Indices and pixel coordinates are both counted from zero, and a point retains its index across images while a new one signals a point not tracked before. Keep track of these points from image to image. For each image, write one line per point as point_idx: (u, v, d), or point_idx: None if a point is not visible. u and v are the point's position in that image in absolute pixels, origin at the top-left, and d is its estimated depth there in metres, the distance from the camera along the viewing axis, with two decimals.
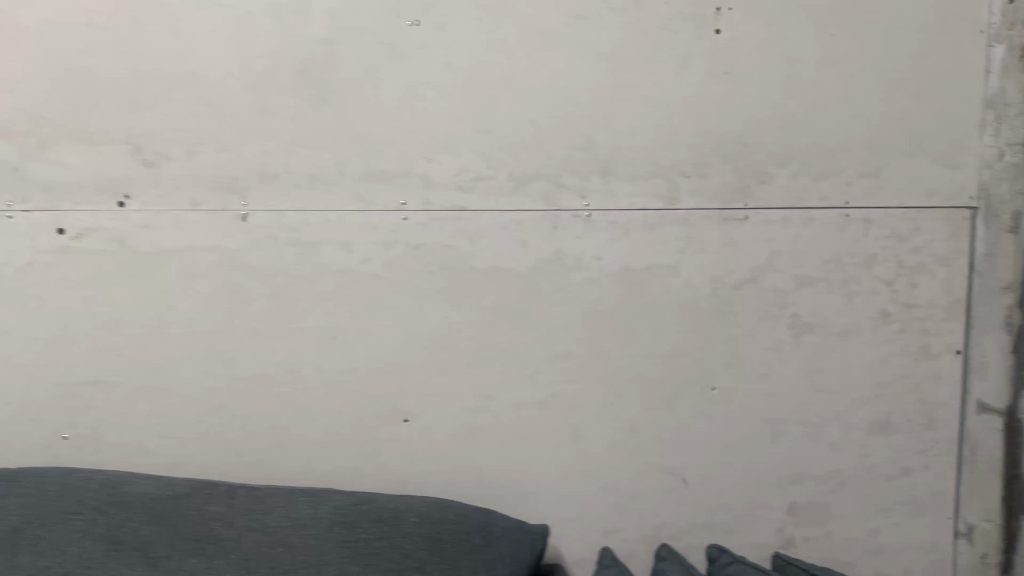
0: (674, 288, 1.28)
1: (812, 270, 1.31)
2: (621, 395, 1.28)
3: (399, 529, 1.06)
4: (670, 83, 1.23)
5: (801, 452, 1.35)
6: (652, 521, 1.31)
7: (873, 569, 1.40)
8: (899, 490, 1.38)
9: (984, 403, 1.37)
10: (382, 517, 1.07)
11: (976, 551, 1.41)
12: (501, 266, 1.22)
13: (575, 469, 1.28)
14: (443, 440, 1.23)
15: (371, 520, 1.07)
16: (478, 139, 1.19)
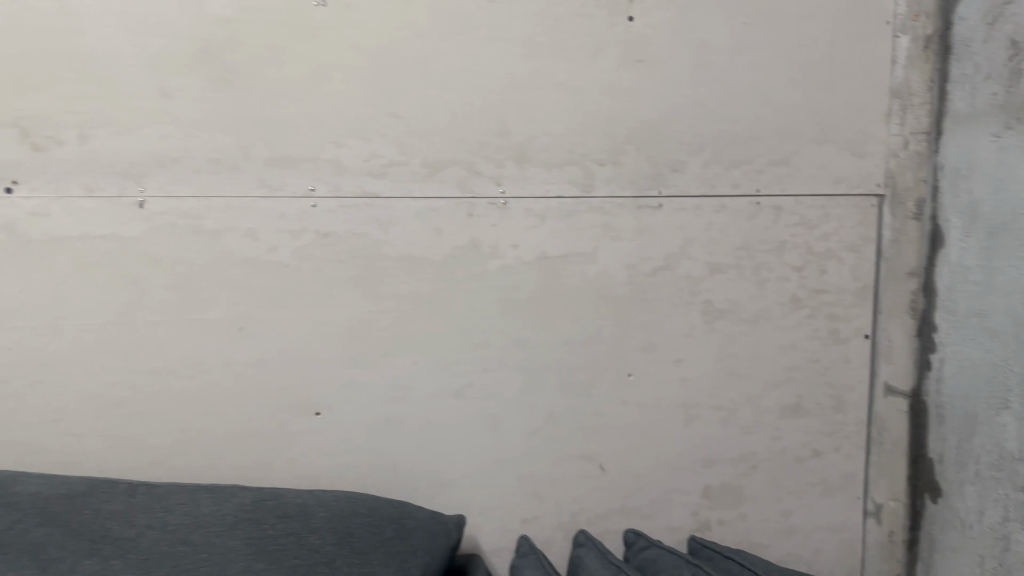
0: (590, 275, 1.27)
1: (724, 257, 1.33)
2: (539, 383, 1.27)
3: (307, 524, 1.04)
4: (584, 69, 1.22)
5: (714, 436, 1.37)
6: (570, 508, 1.32)
7: (785, 548, 1.44)
8: (809, 472, 1.43)
9: (891, 385, 1.44)
10: (289, 512, 1.05)
11: (885, 529, 1.47)
12: (415, 254, 1.19)
13: (492, 458, 1.27)
14: (357, 432, 1.21)
15: (277, 516, 1.04)
16: (388, 124, 1.16)
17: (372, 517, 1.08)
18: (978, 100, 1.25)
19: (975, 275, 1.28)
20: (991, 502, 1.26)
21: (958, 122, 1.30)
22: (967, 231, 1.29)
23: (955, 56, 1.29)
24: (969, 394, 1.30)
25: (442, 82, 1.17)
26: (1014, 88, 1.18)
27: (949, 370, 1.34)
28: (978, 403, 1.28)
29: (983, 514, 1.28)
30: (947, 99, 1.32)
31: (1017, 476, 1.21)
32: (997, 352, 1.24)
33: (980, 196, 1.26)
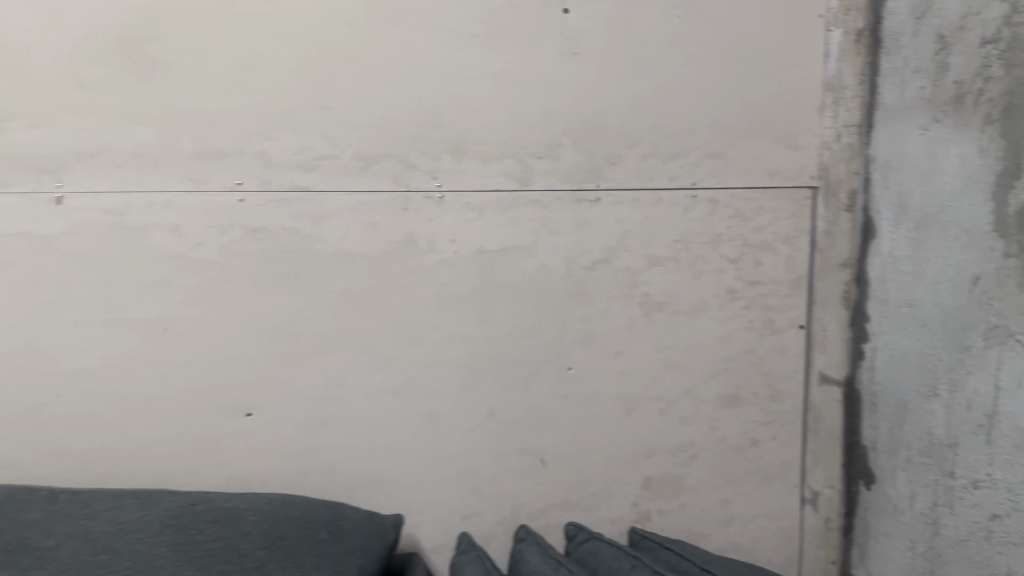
0: (529, 269, 1.26)
1: (662, 250, 1.33)
2: (479, 378, 1.26)
3: (237, 529, 1.01)
4: (519, 61, 1.21)
5: (654, 427, 1.37)
6: (511, 503, 1.31)
7: (725, 537, 1.46)
8: (748, 461, 1.45)
9: (826, 374, 1.46)
10: (219, 517, 1.03)
11: (822, 517, 1.49)
12: (348, 250, 1.16)
13: (431, 455, 1.25)
14: (290, 432, 1.18)
15: (207, 520, 1.02)
16: (318, 116, 1.13)
17: (306, 519, 1.07)
18: (907, 93, 1.28)
19: (904, 266, 1.31)
20: (921, 487, 1.30)
21: (888, 115, 1.32)
22: (897, 223, 1.32)
23: (885, 49, 1.31)
24: (899, 382, 1.33)
25: (374, 74, 1.14)
26: (940, 82, 1.22)
27: (880, 358, 1.37)
28: (909, 391, 1.31)
29: (914, 499, 1.31)
30: (878, 92, 1.34)
31: (945, 461, 1.25)
32: (926, 341, 1.27)
33: (909, 189, 1.29)
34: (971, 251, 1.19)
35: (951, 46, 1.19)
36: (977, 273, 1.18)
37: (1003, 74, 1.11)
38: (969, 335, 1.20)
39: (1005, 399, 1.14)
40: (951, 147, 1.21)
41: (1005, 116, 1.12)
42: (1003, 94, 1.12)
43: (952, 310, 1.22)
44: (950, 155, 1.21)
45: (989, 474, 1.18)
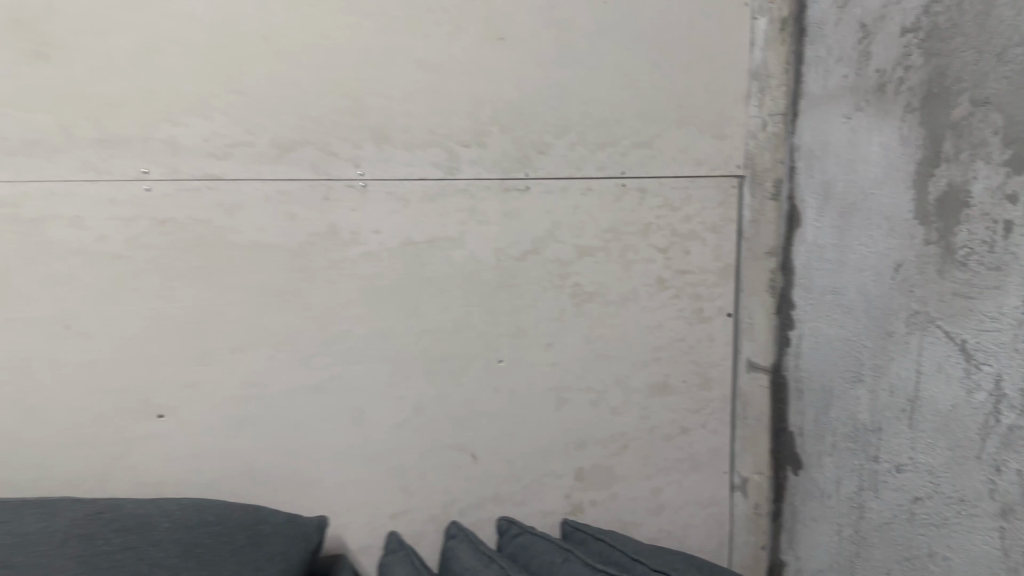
0: (457, 260, 1.22)
1: (591, 240, 1.32)
2: (406, 373, 1.21)
3: (148, 537, 0.96)
4: (443, 46, 1.17)
5: (585, 418, 1.35)
6: (441, 500, 1.27)
7: (657, 525, 1.45)
8: (678, 449, 1.44)
9: (753, 362, 1.47)
10: (127, 525, 0.96)
11: (751, 502, 1.50)
12: (264, 242, 1.11)
13: (358, 454, 1.21)
14: (206, 434, 1.13)
15: (114, 529, 0.95)
16: (231, 102, 1.07)
17: (224, 525, 1.02)
18: (830, 82, 1.30)
19: (829, 254, 1.32)
20: (847, 472, 1.31)
21: (812, 104, 1.34)
22: (821, 211, 1.33)
23: (810, 39, 1.33)
24: (825, 369, 1.34)
25: (290, 59, 1.09)
26: (863, 71, 1.23)
27: (806, 345, 1.38)
28: (834, 377, 1.33)
29: (840, 484, 1.33)
30: (803, 81, 1.35)
31: (870, 446, 1.27)
32: (850, 328, 1.29)
33: (833, 177, 1.31)
34: (893, 238, 1.21)
35: (873, 35, 1.21)
36: (899, 260, 1.20)
37: (923, 63, 1.14)
38: (892, 321, 1.22)
39: (926, 383, 1.17)
40: (873, 136, 1.23)
41: (925, 105, 1.14)
42: (922, 84, 1.14)
43: (876, 297, 1.24)
44: (872, 143, 1.23)
45: (911, 458, 1.20)
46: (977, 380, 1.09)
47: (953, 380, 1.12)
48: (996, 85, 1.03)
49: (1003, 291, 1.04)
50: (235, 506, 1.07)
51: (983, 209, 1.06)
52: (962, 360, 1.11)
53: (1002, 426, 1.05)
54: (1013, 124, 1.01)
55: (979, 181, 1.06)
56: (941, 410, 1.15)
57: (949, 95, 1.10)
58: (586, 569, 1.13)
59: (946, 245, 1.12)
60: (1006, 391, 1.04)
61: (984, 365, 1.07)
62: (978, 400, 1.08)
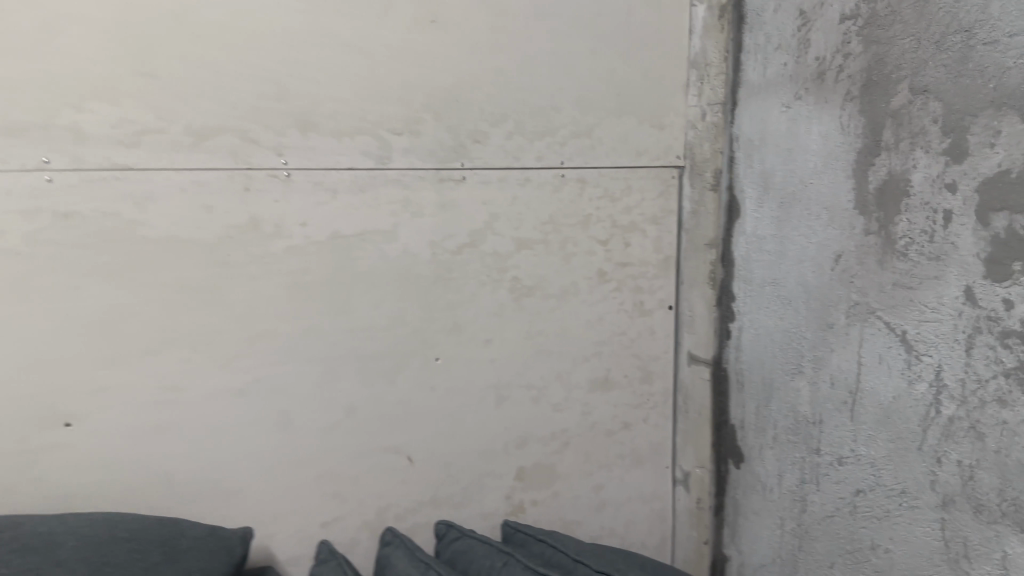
0: (390, 254, 1.15)
1: (530, 233, 1.28)
2: (337, 373, 1.14)
3: (50, 557, 0.88)
4: (371, 28, 1.10)
5: (526, 416, 1.31)
6: (376, 504, 1.19)
7: (599, 522, 1.41)
8: (620, 444, 1.41)
9: (694, 354, 1.45)
10: (28, 546, 0.88)
11: (693, 496, 1.47)
12: (180, 235, 1.04)
13: (286, 459, 1.13)
14: (119, 444, 1.05)
15: (12, 550, 0.87)
16: (141, 86, 0.99)
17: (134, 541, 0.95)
18: (769, 70, 1.27)
19: (769, 245, 1.30)
20: (789, 465, 1.30)
21: (750, 92, 1.31)
22: (760, 201, 1.31)
23: (749, 25, 1.30)
24: (765, 361, 1.32)
25: (206, 39, 1.01)
26: (802, 59, 1.21)
27: (747, 337, 1.35)
28: (775, 370, 1.31)
29: (782, 477, 1.31)
30: (741, 68, 1.32)
31: (811, 438, 1.25)
32: (790, 319, 1.27)
33: (772, 166, 1.28)
34: (833, 228, 1.19)
35: (812, 21, 1.19)
36: (839, 251, 1.19)
37: (862, 51, 1.12)
38: (832, 312, 1.21)
39: (868, 374, 1.16)
40: (812, 124, 1.21)
41: (864, 93, 1.13)
42: (861, 71, 1.13)
43: (815, 288, 1.23)
44: (811, 132, 1.21)
45: (852, 450, 1.19)
46: (918, 370, 1.09)
47: (894, 371, 1.12)
48: (934, 73, 1.03)
49: (943, 281, 1.04)
50: (149, 520, 0.99)
51: (923, 198, 1.06)
52: (902, 351, 1.11)
53: (943, 416, 1.06)
54: (951, 113, 1.01)
55: (918, 171, 1.06)
56: (882, 402, 1.14)
57: (888, 83, 1.09)
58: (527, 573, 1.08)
59: (885, 235, 1.12)
60: (947, 381, 1.05)
61: (925, 356, 1.08)
62: (920, 390, 1.08)
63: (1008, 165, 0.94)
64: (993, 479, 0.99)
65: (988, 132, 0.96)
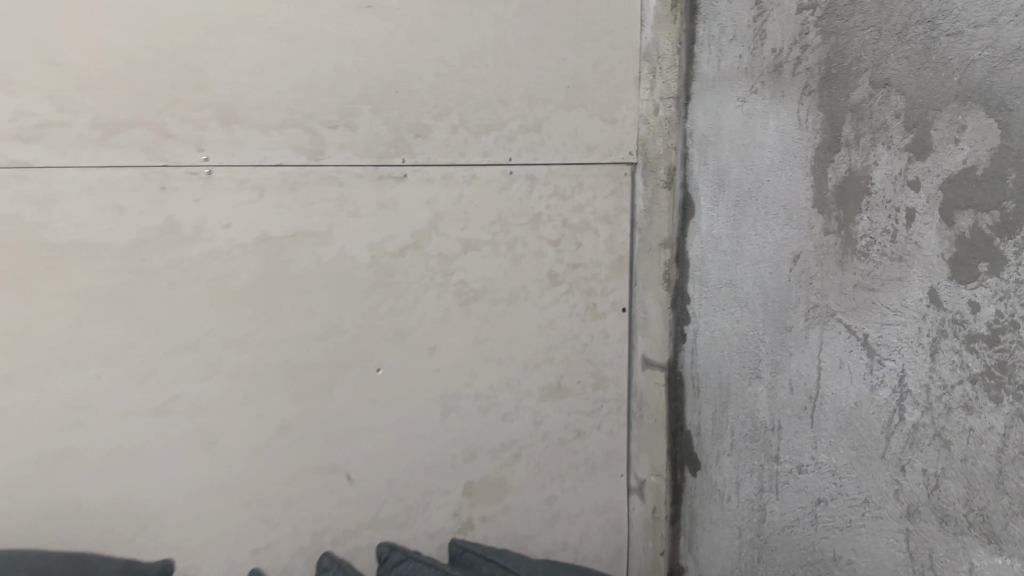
0: (324, 258, 1.07)
1: (477, 233, 1.20)
2: (267, 390, 1.05)
3: None
4: (301, 13, 1.01)
5: (474, 427, 1.23)
6: (311, 529, 1.11)
7: (552, 536, 1.34)
8: (573, 453, 1.34)
9: (648, 358, 1.38)
10: None
11: (648, 506, 1.41)
12: (87, 240, 0.93)
13: (210, 482, 1.03)
14: (21, 473, 0.93)
15: None
16: (40, 73, 0.89)
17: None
18: (724, 62, 1.22)
19: (725, 245, 1.25)
20: (747, 473, 1.25)
21: (704, 86, 1.26)
22: (716, 199, 1.26)
23: (702, 16, 1.25)
24: (722, 366, 1.27)
25: (114, 22, 0.92)
26: (758, 51, 1.16)
27: (703, 340, 1.30)
28: (732, 374, 1.26)
29: (740, 486, 1.26)
30: (695, 61, 1.27)
31: (770, 446, 1.21)
32: (747, 322, 1.23)
33: (727, 163, 1.23)
34: (791, 228, 1.15)
35: (768, 11, 1.14)
36: (798, 251, 1.14)
37: (820, 42, 1.07)
38: (790, 315, 1.16)
39: (828, 380, 1.11)
40: (768, 119, 1.16)
41: (823, 87, 1.08)
42: (820, 64, 1.08)
43: (773, 290, 1.18)
44: (768, 128, 1.16)
45: (813, 458, 1.15)
46: (880, 376, 1.04)
47: (855, 376, 1.08)
48: (896, 66, 0.98)
49: (905, 283, 1.00)
50: None
51: (885, 196, 1.01)
52: (864, 355, 1.06)
53: (907, 423, 1.01)
54: (913, 108, 0.96)
55: (879, 168, 1.02)
56: (844, 408, 1.10)
57: (848, 76, 1.04)
58: None
59: (845, 234, 1.07)
60: (910, 387, 1.00)
61: (887, 361, 1.03)
62: (883, 396, 1.04)
63: (973, 162, 0.89)
64: (957, 488, 0.94)
65: (952, 127, 0.92)
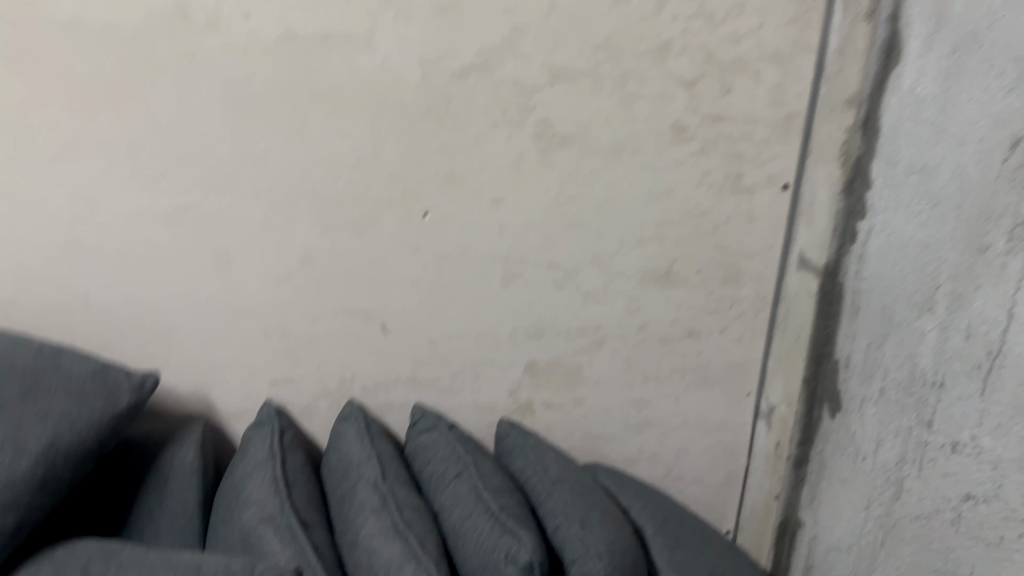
0: (363, 69, 0.90)
1: (572, 60, 0.93)
2: (289, 216, 0.95)
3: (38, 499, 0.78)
4: None
5: (545, 301, 1.03)
6: (338, 374, 1.03)
7: (637, 444, 1.13)
8: (680, 356, 1.09)
9: (805, 258, 1.02)
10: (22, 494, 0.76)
11: (773, 439, 1.11)
12: (91, 19, 0.85)
13: (226, 303, 0.98)
14: (33, 259, 0.94)
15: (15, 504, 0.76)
16: None
17: (35, 361, 0.84)
18: None
19: (927, 111, 0.83)
20: (891, 432, 0.90)
21: None
22: (928, 38, 0.82)
23: None
24: (889, 284, 0.90)
25: None
26: None
27: (875, 248, 0.91)
28: (898, 299, 0.88)
29: (880, 447, 0.92)
30: None
31: (924, 404, 0.85)
32: (935, 230, 0.83)
33: None
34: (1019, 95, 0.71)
35: None
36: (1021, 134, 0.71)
37: None
38: (990, 231, 0.75)
39: (1019, 338, 0.72)
40: None
41: None
42: None
43: (976, 189, 0.77)
44: None
45: (974, 437, 0.78)
46: None
47: None
48: None
49: None
50: (28, 344, 0.86)
51: None
52: None
53: None
54: None
55: None
56: None
57: None
58: (469, 496, 0.91)
59: None
60: None
61: None
62: None
63: None
64: None
65: None
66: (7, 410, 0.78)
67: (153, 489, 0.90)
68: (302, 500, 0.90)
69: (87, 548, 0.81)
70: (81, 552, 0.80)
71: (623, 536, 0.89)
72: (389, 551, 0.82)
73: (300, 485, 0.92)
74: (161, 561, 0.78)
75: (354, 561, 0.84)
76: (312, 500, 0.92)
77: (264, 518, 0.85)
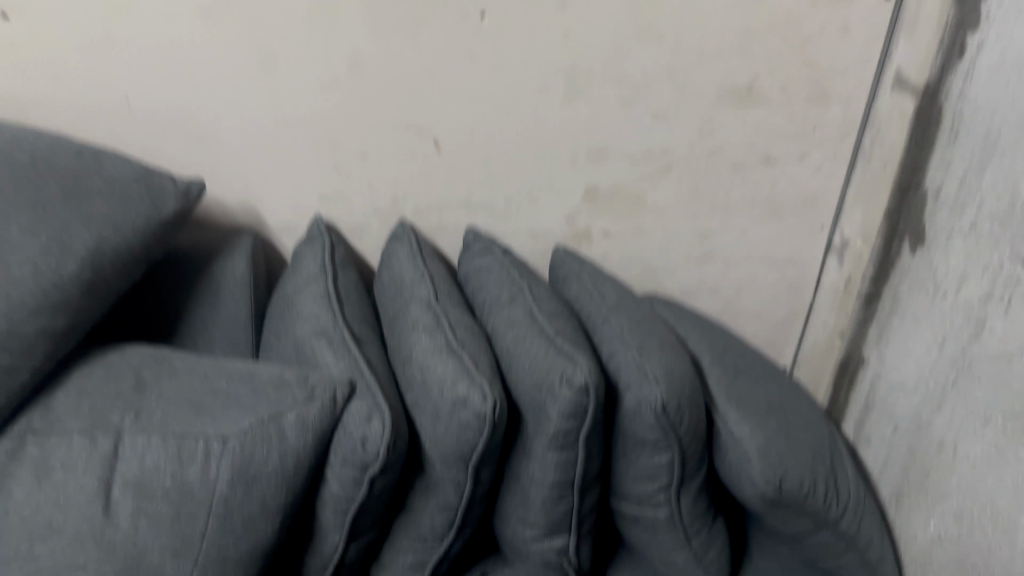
0: None
1: None
2: (336, 16, 0.87)
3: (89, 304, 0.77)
4: None
5: (610, 120, 0.96)
6: (390, 191, 0.99)
7: (697, 276, 1.09)
8: (752, 184, 1.02)
9: (902, 75, 0.92)
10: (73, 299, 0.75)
11: (844, 275, 1.05)
12: None
13: (272, 111, 0.93)
14: (67, 57, 0.88)
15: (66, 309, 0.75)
16: None
17: (78, 163, 0.81)
18: None
19: None
20: (977, 268, 0.83)
21: None
22: None
23: None
24: (1000, 104, 0.79)
25: None
26: None
27: (985, 66, 0.81)
28: (1009, 122, 0.78)
29: (963, 284, 0.86)
30: None
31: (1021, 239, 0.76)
32: None
33: None
34: None
35: None
36: None
37: None
38: None
39: None
40: None
41: None
42: None
43: None
44: None
45: None
46: None
47: None
48: None
49: None
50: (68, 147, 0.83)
51: None
52: None
53: None
54: None
55: None
56: None
57: None
58: (525, 319, 0.87)
59: None
60: None
61: None
62: None
63: None
64: None
65: None
66: (51, 212, 0.76)
67: (202, 298, 0.89)
68: (353, 315, 0.88)
69: (139, 352, 0.81)
70: (133, 357, 0.80)
71: (681, 364, 0.86)
72: (441, 368, 0.81)
73: (351, 301, 0.91)
74: (214, 368, 0.80)
75: (408, 377, 0.83)
76: (364, 316, 0.90)
77: (316, 332, 0.84)
